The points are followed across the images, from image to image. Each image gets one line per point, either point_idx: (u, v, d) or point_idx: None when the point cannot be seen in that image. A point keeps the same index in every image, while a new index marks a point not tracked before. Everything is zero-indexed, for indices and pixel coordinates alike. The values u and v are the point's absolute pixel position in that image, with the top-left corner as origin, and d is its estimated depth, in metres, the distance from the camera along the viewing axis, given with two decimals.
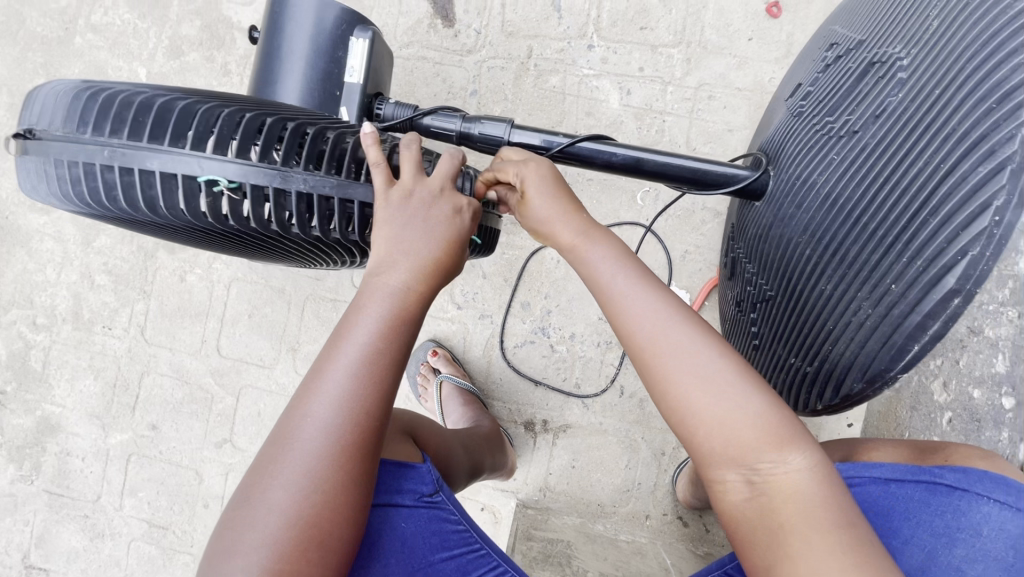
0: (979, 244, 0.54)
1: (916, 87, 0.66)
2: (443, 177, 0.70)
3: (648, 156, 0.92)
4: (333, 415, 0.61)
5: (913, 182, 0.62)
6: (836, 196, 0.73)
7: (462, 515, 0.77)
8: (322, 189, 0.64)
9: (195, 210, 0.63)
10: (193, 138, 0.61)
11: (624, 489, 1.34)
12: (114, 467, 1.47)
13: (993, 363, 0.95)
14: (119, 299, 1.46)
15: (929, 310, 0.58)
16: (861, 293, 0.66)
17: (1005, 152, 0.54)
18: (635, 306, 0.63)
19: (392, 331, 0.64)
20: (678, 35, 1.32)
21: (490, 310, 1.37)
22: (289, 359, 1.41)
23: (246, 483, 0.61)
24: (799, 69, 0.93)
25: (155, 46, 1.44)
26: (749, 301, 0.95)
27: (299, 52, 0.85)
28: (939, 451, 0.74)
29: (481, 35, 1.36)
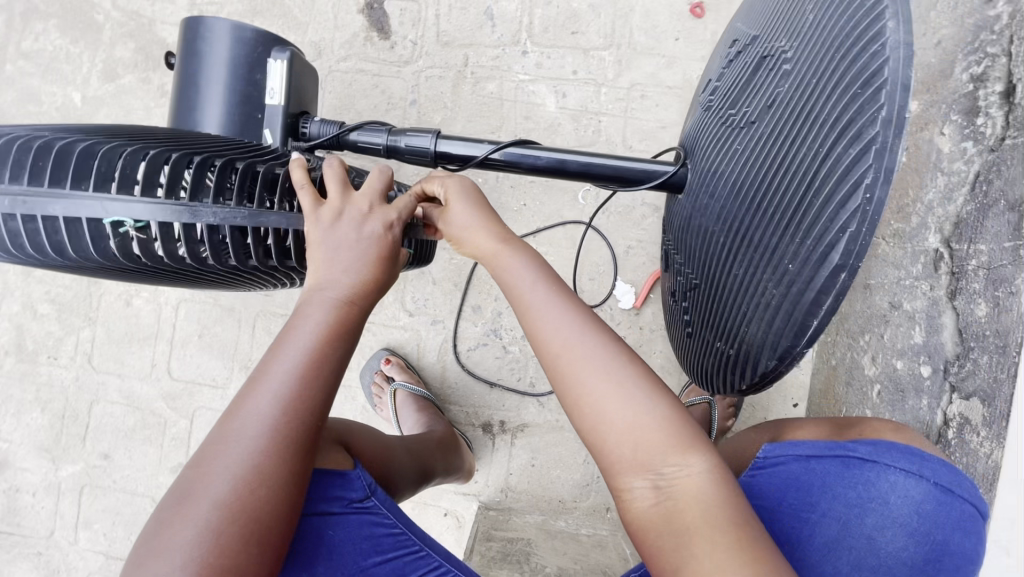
0: (856, 221, 0.54)
1: (799, 75, 0.67)
2: (373, 193, 0.71)
3: (571, 158, 0.94)
4: (269, 423, 0.58)
5: (800, 169, 0.63)
6: (740, 185, 0.74)
7: (397, 518, 0.76)
8: (235, 221, 0.63)
9: (107, 252, 0.61)
10: (96, 179, 0.59)
11: (584, 484, 1.36)
12: (66, 500, 1.43)
13: (912, 334, 1.00)
14: (63, 328, 1.43)
15: (821, 284, 0.58)
16: (766, 275, 0.67)
17: (869, 133, 0.54)
18: (549, 319, 0.65)
19: (327, 345, 0.63)
20: (607, 38, 1.37)
21: (442, 315, 1.38)
22: (242, 377, 1.40)
23: (176, 494, 0.55)
24: (711, 66, 0.97)
25: (89, 71, 1.42)
26: (680, 291, 0.95)
27: (216, 79, 0.87)
28: (856, 426, 0.75)
29: (417, 46, 1.39)
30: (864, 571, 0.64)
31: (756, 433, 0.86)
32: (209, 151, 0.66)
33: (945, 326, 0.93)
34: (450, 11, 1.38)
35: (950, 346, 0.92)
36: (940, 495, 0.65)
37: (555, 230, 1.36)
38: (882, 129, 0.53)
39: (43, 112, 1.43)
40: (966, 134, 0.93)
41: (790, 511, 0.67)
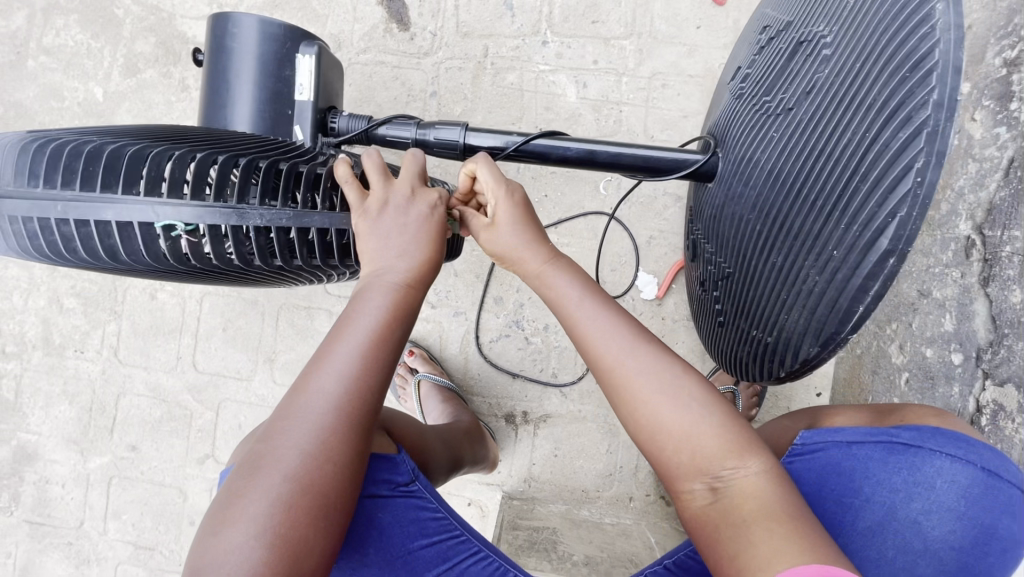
0: (906, 205, 0.55)
1: (840, 61, 0.66)
2: (412, 176, 0.72)
3: (602, 147, 0.93)
4: (336, 402, 0.57)
5: (844, 156, 0.63)
6: (779, 171, 0.73)
7: (440, 503, 0.77)
8: (280, 222, 0.64)
9: (157, 254, 0.63)
10: (147, 183, 0.59)
11: (607, 474, 1.36)
12: (95, 491, 1.45)
13: (942, 322, 0.99)
14: (89, 322, 1.44)
15: (869, 270, 0.59)
16: (808, 261, 0.67)
17: (920, 117, 0.54)
18: (600, 326, 0.66)
19: (389, 326, 0.63)
20: (628, 27, 1.36)
21: (464, 307, 1.39)
22: (267, 370, 1.41)
23: (247, 465, 0.55)
24: (740, 51, 0.96)
25: (110, 65, 1.43)
26: (711, 280, 0.95)
27: (245, 75, 0.87)
28: (897, 411, 0.74)
29: (437, 37, 1.38)
30: (909, 554, 0.65)
31: (792, 420, 0.86)
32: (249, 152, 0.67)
33: (977, 313, 0.93)
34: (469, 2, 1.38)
35: (982, 333, 0.92)
36: (986, 479, 0.65)
37: (577, 221, 1.36)
38: (934, 112, 0.53)
39: (66, 107, 1.44)
40: (999, 120, 0.92)
41: (832, 496, 0.68)
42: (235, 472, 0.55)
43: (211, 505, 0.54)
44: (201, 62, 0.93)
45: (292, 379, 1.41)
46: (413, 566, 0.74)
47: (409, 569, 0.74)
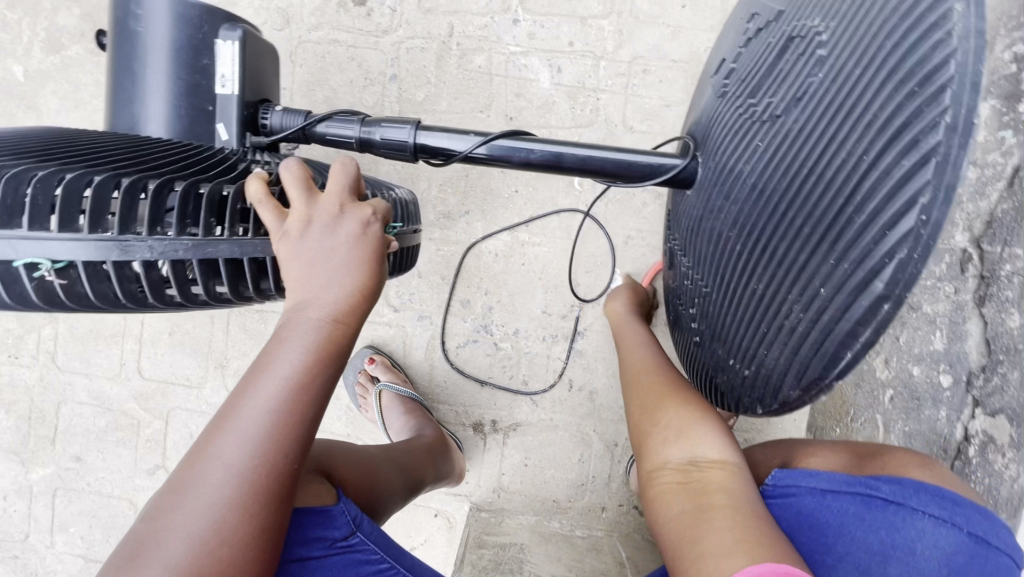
0: (906, 245, 0.46)
1: (837, 63, 0.55)
2: (339, 190, 0.59)
3: (569, 151, 0.82)
4: (239, 474, 0.47)
5: (837, 178, 0.53)
6: (762, 186, 0.62)
7: (386, 553, 0.69)
8: (175, 254, 0.53)
9: (21, 296, 0.51)
10: (0, 211, 0.48)
11: (578, 484, 1.31)
12: (39, 503, 1.37)
13: (932, 340, 0.93)
14: (23, 326, 1.33)
15: (858, 316, 0.50)
16: (791, 294, 0.57)
17: (929, 141, 0.45)
18: (638, 340, 0.98)
19: (310, 373, 0.52)
20: (607, 4, 1.23)
21: (429, 310, 1.30)
22: (218, 377, 1.32)
23: (124, 546, 0.45)
24: (728, 41, 0.83)
25: (29, 40, 1.28)
26: (686, 295, 0.82)
27: (153, 66, 0.75)
28: (878, 458, 0.70)
29: (397, 13, 1.25)
30: None
31: (767, 454, 0.80)
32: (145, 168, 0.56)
33: (969, 334, 0.87)
34: None
35: (974, 356, 0.86)
36: (973, 547, 0.59)
37: (550, 219, 1.27)
38: (945, 137, 0.44)
39: None
40: (1005, 123, 0.84)
41: (802, 549, 0.63)
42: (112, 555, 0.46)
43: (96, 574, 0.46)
44: (104, 47, 0.81)
45: None
46: None
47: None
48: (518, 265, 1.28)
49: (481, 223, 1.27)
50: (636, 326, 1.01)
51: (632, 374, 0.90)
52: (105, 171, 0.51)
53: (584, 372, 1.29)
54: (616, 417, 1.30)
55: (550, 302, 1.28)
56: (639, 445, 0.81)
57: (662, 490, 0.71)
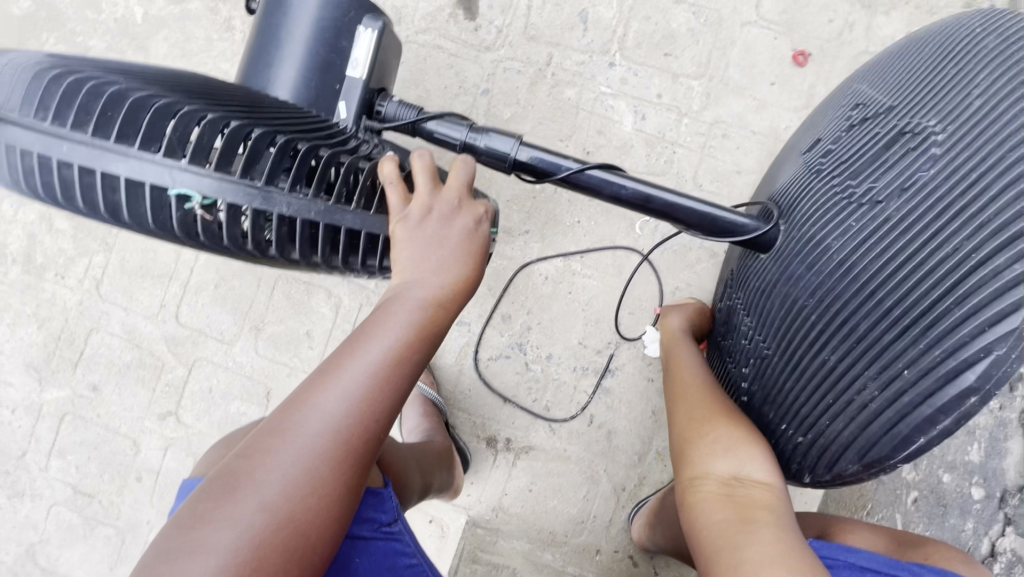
0: (1006, 344, 0.49)
1: (952, 164, 0.57)
2: (459, 185, 0.64)
3: (659, 195, 0.85)
4: (336, 429, 0.50)
5: (937, 269, 0.54)
6: (850, 264, 0.62)
7: (418, 548, 0.70)
8: (307, 214, 0.58)
9: (163, 223, 0.55)
10: (169, 143, 0.52)
11: (578, 521, 1.29)
12: (45, 424, 1.37)
13: (968, 451, 0.93)
14: (77, 248, 1.36)
15: (942, 404, 0.52)
16: (868, 371, 0.59)
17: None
18: (688, 352, 0.98)
19: (410, 348, 0.56)
20: (700, 67, 1.29)
21: (469, 318, 1.32)
22: (251, 338, 1.33)
23: (220, 479, 0.48)
24: (819, 124, 0.82)
25: None
26: (741, 354, 0.81)
27: (298, 37, 0.79)
28: (916, 545, 0.72)
29: (502, 34, 1.31)
30: None
31: (799, 521, 0.82)
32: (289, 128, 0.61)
33: None
34: (544, 5, 1.31)
35: (1013, 475, 0.91)
36: None
37: (604, 254, 1.30)
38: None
39: (101, 21, 1.36)
40: None
41: None
42: (201, 492, 0.48)
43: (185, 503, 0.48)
44: (252, 10, 0.86)
45: (274, 353, 1.33)
46: None
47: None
48: (565, 292, 1.30)
49: (538, 244, 1.31)
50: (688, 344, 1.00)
51: (679, 386, 0.91)
52: (261, 126, 0.56)
53: (607, 411, 1.29)
54: (630, 462, 1.29)
55: (588, 334, 1.30)
56: (680, 453, 0.84)
57: (703, 499, 0.75)
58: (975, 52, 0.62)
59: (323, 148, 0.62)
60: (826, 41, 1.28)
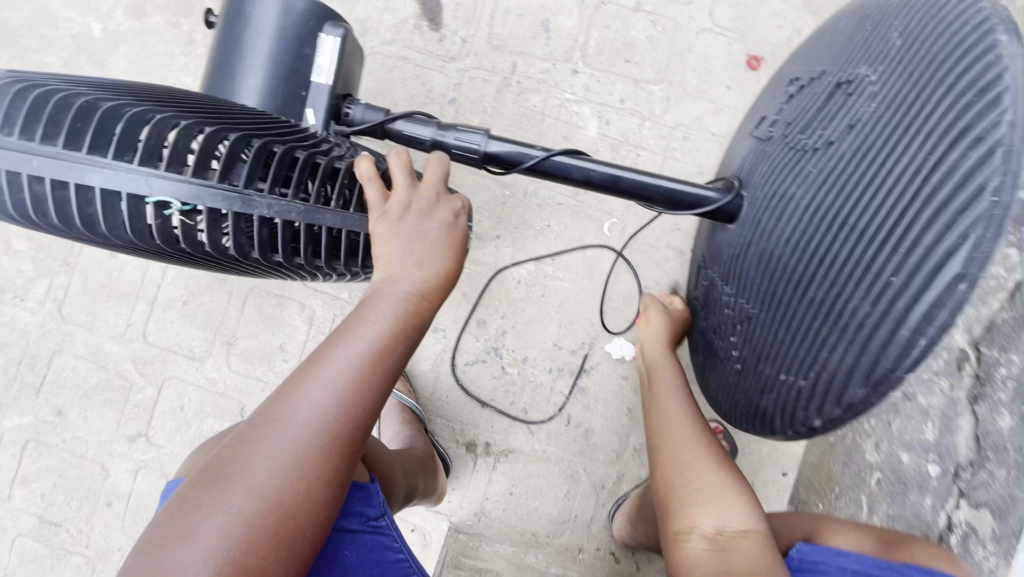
0: (982, 226, 0.45)
1: (890, 91, 0.58)
2: (435, 181, 0.67)
3: (626, 174, 0.88)
4: (325, 417, 0.53)
5: (896, 186, 0.53)
6: (818, 206, 0.61)
7: (404, 544, 0.71)
8: (287, 216, 0.59)
9: (141, 232, 0.57)
10: (143, 152, 0.54)
11: (560, 521, 1.31)
12: (6, 453, 1.32)
13: (923, 430, 0.98)
14: (37, 269, 1.32)
15: (933, 300, 0.47)
16: (853, 295, 0.54)
17: (992, 136, 0.46)
18: (670, 383, 0.97)
19: (394, 335, 0.59)
20: (660, 73, 1.34)
21: (444, 324, 1.32)
22: (222, 354, 1.31)
23: (211, 468, 0.50)
24: (762, 103, 0.84)
25: (114, 3, 1.33)
26: (725, 324, 0.78)
27: (261, 47, 0.79)
28: (904, 544, 0.74)
29: (467, 44, 1.34)
30: None
31: (785, 520, 0.81)
32: (264, 131, 0.62)
33: (961, 429, 0.93)
34: (506, 16, 1.34)
35: (964, 450, 0.91)
36: None
37: (575, 256, 1.33)
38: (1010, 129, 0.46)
39: (58, 37, 1.33)
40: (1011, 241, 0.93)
41: None
42: (189, 485, 0.50)
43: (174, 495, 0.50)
44: (211, 26, 0.86)
45: (248, 368, 1.31)
46: None
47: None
48: (538, 295, 1.32)
49: (510, 249, 1.32)
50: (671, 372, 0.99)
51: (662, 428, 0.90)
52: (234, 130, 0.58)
53: (584, 410, 1.31)
54: (608, 460, 1.31)
55: (562, 336, 1.32)
56: (663, 502, 0.82)
57: (689, 553, 0.74)
58: (884, 7, 0.66)
59: (298, 149, 0.62)
60: (777, 46, 1.34)
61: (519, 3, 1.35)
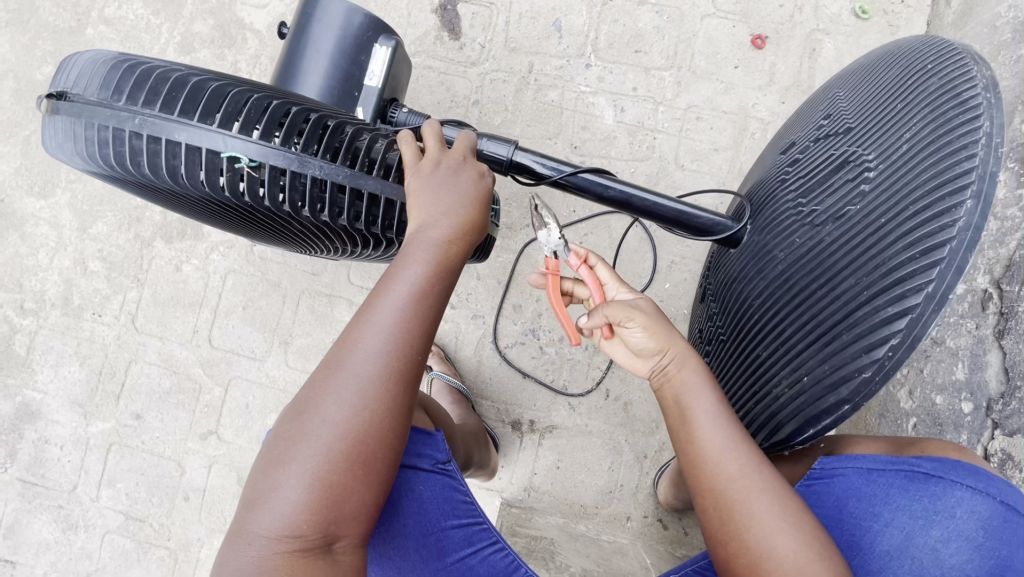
0: (871, 369, 0.60)
1: (874, 203, 0.69)
2: (465, 149, 0.76)
3: (640, 196, 0.90)
4: (382, 359, 0.61)
5: (843, 297, 0.68)
6: (789, 278, 0.79)
7: (470, 488, 0.81)
8: (335, 178, 0.67)
9: (215, 184, 0.66)
10: (222, 116, 0.65)
11: (606, 491, 1.37)
12: (92, 456, 1.45)
13: (954, 370, 1.02)
14: (111, 287, 1.46)
15: (826, 409, 0.65)
16: (782, 372, 0.74)
17: (912, 300, 0.58)
18: (708, 434, 0.68)
19: (433, 280, 0.66)
20: (669, 59, 1.41)
21: (483, 310, 1.41)
22: (281, 352, 1.42)
23: (294, 405, 0.61)
24: (796, 128, 0.95)
25: (166, 42, 1.47)
26: (710, 330, 1.01)
27: (322, 53, 0.89)
28: (914, 443, 0.78)
29: (485, 49, 1.44)
30: None
31: (810, 446, 0.88)
32: (323, 110, 0.72)
33: (989, 364, 0.97)
34: (520, 20, 1.44)
35: (994, 384, 0.96)
36: (1005, 513, 0.70)
37: (602, 238, 1.40)
38: (924, 302, 0.58)
39: None
40: None
41: (851, 519, 0.75)
42: (279, 424, 0.61)
43: (271, 431, 0.61)
44: (283, 36, 0.97)
45: (305, 364, 1.41)
46: (444, 546, 0.75)
47: (441, 550, 0.74)
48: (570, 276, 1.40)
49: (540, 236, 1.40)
50: (699, 396, 0.70)
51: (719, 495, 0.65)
52: (297, 106, 0.69)
53: (621, 384, 1.38)
54: (648, 429, 1.37)
55: None
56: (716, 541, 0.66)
57: None
58: (920, 91, 0.71)
59: (348, 126, 0.71)
60: (779, 24, 1.40)
61: (531, 7, 1.44)
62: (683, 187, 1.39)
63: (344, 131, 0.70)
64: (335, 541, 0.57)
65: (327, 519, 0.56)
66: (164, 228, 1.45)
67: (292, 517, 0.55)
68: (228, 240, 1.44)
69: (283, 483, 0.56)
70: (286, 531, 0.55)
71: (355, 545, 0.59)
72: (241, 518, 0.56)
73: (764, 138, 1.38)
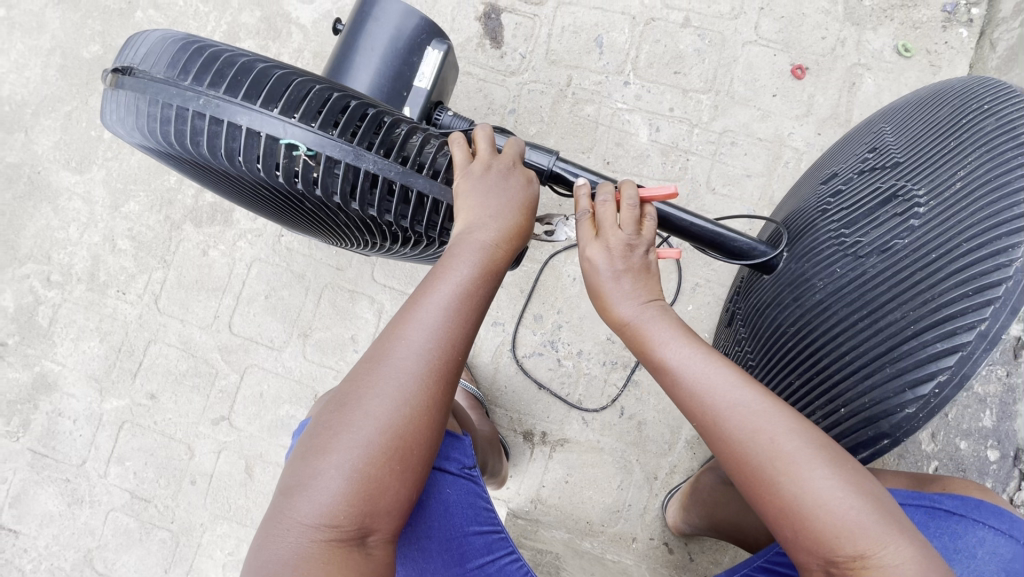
0: (915, 405, 0.63)
1: (922, 237, 0.70)
2: (514, 156, 0.76)
3: (675, 214, 0.85)
4: (425, 359, 0.61)
5: (888, 328, 0.69)
6: (828, 305, 0.79)
7: (492, 497, 0.82)
8: (388, 173, 0.67)
9: (270, 170, 0.67)
10: (284, 104, 0.65)
11: (614, 510, 1.35)
12: (104, 433, 1.45)
13: (982, 418, 1.07)
14: (137, 266, 1.47)
15: (866, 441, 0.69)
16: (818, 401, 0.77)
17: (963, 337, 0.60)
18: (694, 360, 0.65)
19: (480, 281, 0.66)
20: (708, 82, 1.42)
21: (503, 318, 1.41)
22: (299, 344, 1.43)
23: (336, 400, 0.61)
24: (838, 158, 0.95)
25: (213, 29, 1.50)
26: (737, 357, 1.03)
27: (376, 50, 0.91)
28: (936, 479, 0.77)
29: (525, 60, 1.45)
30: None
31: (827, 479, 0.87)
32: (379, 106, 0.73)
33: (1019, 414, 1.06)
34: (562, 33, 1.45)
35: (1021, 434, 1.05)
36: None
37: None
38: (976, 339, 0.59)
39: None
40: None
41: None
42: (319, 417, 0.61)
43: (312, 423, 0.61)
44: (338, 32, 0.99)
45: (322, 358, 1.42)
46: (465, 552, 0.74)
47: (463, 555, 0.74)
48: None
49: (565, 249, 1.41)
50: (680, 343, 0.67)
51: (733, 446, 0.61)
52: (356, 100, 0.69)
53: (636, 403, 1.37)
54: (660, 451, 1.36)
55: None
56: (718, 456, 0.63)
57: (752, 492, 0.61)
58: (974, 130, 0.71)
59: (402, 124, 0.72)
60: (821, 56, 1.41)
61: (575, 21, 1.45)
62: (713, 212, 1.39)
63: (398, 129, 0.71)
64: (370, 535, 0.57)
65: (363, 512, 0.56)
66: (194, 212, 1.46)
67: (331, 507, 0.55)
68: (257, 228, 1.45)
69: (322, 473, 0.56)
70: (325, 520, 0.55)
71: (387, 540, 0.59)
72: (279, 504, 0.56)
73: (797, 168, 1.38)
